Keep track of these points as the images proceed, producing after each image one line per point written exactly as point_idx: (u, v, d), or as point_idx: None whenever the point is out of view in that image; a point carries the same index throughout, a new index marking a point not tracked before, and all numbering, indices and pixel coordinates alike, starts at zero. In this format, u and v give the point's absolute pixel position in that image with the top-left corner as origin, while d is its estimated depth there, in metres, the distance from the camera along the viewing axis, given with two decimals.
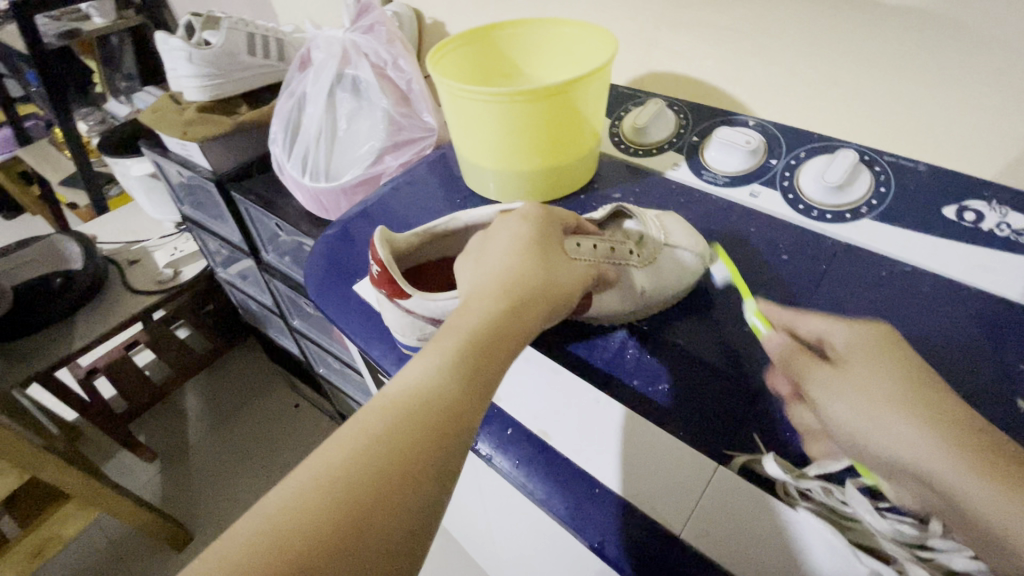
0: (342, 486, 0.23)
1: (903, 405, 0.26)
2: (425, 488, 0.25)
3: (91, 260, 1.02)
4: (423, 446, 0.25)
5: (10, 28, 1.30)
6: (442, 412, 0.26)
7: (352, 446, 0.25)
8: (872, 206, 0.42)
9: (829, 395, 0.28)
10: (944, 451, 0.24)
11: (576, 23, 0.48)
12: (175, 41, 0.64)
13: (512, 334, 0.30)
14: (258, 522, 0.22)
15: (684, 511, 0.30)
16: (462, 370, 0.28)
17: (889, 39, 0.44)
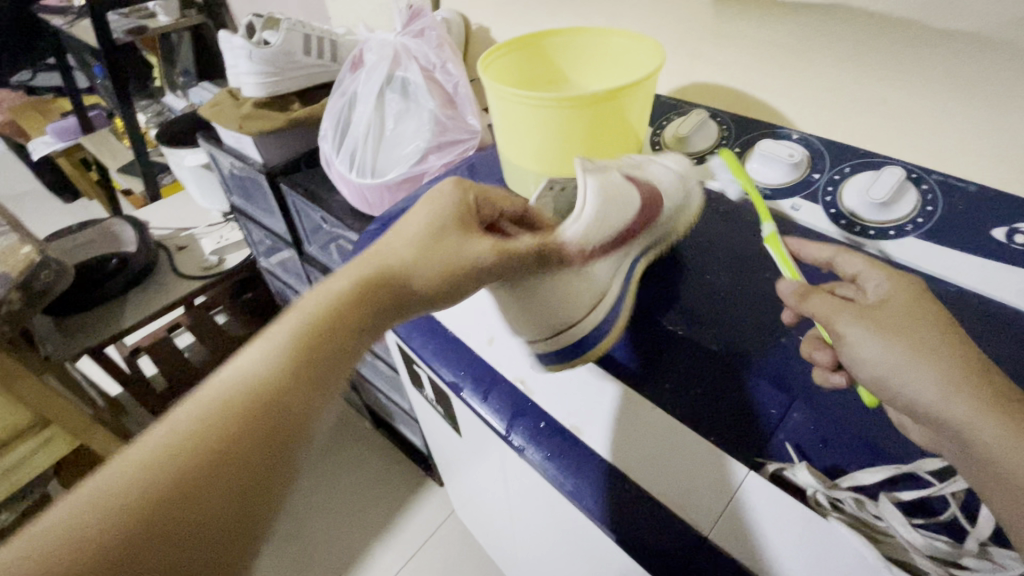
0: (155, 475, 0.23)
1: (930, 356, 0.28)
2: (274, 437, 0.25)
3: (144, 244, 1.08)
4: (276, 397, 0.26)
5: (83, 24, 1.39)
6: (279, 386, 0.26)
7: (177, 436, 0.24)
8: (918, 224, 0.41)
9: (854, 343, 0.30)
10: (969, 402, 0.26)
11: (623, 33, 0.49)
12: (238, 39, 0.68)
13: (371, 295, 0.31)
14: (132, 464, 0.23)
15: (714, 512, 0.30)
16: (319, 328, 0.29)
17: (942, 58, 0.43)
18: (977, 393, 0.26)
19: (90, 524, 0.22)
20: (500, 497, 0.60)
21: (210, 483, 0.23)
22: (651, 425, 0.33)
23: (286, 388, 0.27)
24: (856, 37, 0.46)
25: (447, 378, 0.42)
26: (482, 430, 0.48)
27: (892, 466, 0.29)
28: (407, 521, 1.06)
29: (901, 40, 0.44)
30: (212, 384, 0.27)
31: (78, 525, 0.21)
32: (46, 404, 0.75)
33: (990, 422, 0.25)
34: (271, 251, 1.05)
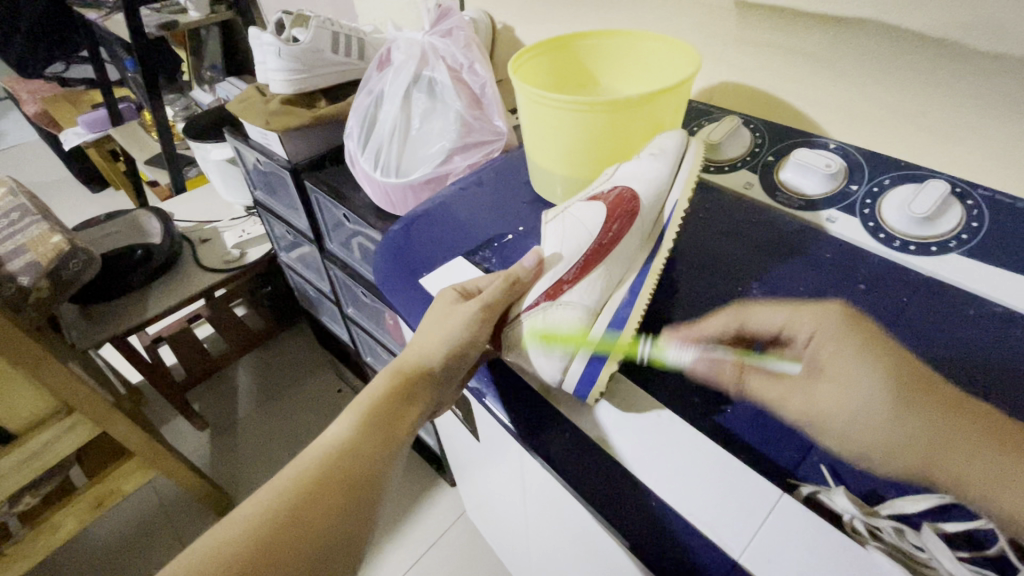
0: (254, 526, 0.33)
1: (905, 403, 0.30)
2: (330, 504, 0.36)
3: (169, 236, 1.10)
4: (331, 476, 0.36)
5: (116, 18, 1.42)
6: (342, 462, 0.37)
7: (272, 494, 0.35)
8: (962, 240, 0.39)
9: (821, 393, 0.31)
10: (956, 451, 0.28)
11: (658, 36, 0.49)
12: (268, 36, 0.68)
13: (399, 398, 0.41)
14: (230, 528, 0.33)
15: (744, 537, 0.29)
16: (363, 423, 0.39)
17: (991, 72, 0.41)
18: (961, 435, 0.29)
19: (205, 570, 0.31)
20: (514, 502, 0.60)
21: (288, 548, 0.33)
22: (682, 441, 0.32)
23: (349, 469, 0.37)
24: (899, 47, 0.44)
25: (472, 385, 0.43)
26: (501, 435, 0.47)
27: (935, 496, 0.28)
28: (417, 520, 1.06)
29: (946, 53, 0.42)
30: (292, 467, 0.37)
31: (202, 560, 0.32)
32: (71, 391, 0.77)
33: (979, 472, 0.28)
34: (291, 246, 1.06)
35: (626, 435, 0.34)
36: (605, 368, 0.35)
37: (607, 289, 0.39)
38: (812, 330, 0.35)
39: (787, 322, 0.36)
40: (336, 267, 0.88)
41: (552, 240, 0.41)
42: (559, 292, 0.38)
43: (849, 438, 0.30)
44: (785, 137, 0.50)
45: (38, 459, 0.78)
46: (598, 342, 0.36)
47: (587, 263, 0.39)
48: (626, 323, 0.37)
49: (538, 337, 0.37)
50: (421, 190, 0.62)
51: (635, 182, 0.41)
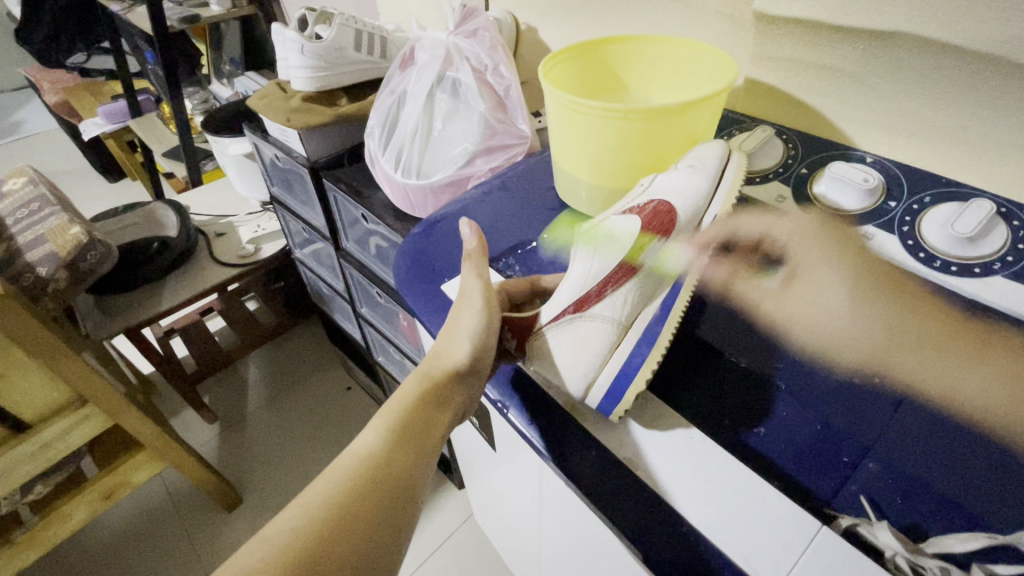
0: (296, 536, 0.33)
1: (860, 298, 0.37)
2: (357, 521, 0.34)
3: (185, 230, 1.10)
4: (357, 491, 0.35)
5: (138, 11, 1.43)
6: (378, 473, 0.36)
7: (309, 508, 0.35)
8: (1008, 262, 0.38)
9: (800, 295, 0.38)
10: (911, 345, 0.34)
11: (692, 44, 0.47)
12: (291, 33, 0.68)
13: (423, 409, 0.40)
14: (260, 546, 0.33)
15: (781, 567, 0.28)
16: (389, 435, 0.38)
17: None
18: (911, 331, 0.35)
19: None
20: (527, 510, 0.59)
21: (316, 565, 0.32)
22: (712, 464, 0.31)
23: (376, 482, 0.36)
24: (941, 62, 0.43)
25: (493, 398, 0.42)
26: (520, 445, 0.46)
27: (983, 534, 0.26)
28: (423, 522, 1.05)
29: (989, 70, 0.41)
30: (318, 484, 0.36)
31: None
32: (86, 382, 0.77)
33: (942, 368, 0.33)
34: (306, 243, 1.05)
35: (656, 456, 0.33)
36: (632, 387, 0.34)
37: (637, 304, 0.38)
38: (792, 239, 0.42)
39: (769, 229, 0.42)
40: (352, 267, 0.87)
41: (580, 255, 0.39)
42: (586, 306, 0.38)
43: (816, 323, 0.36)
44: (818, 150, 0.48)
45: (50, 450, 0.78)
46: (627, 361, 0.36)
47: (618, 277, 0.38)
48: (658, 340, 0.36)
49: (565, 351, 0.37)
50: (442, 193, 0.61)
51: (675, 196, 0.40)
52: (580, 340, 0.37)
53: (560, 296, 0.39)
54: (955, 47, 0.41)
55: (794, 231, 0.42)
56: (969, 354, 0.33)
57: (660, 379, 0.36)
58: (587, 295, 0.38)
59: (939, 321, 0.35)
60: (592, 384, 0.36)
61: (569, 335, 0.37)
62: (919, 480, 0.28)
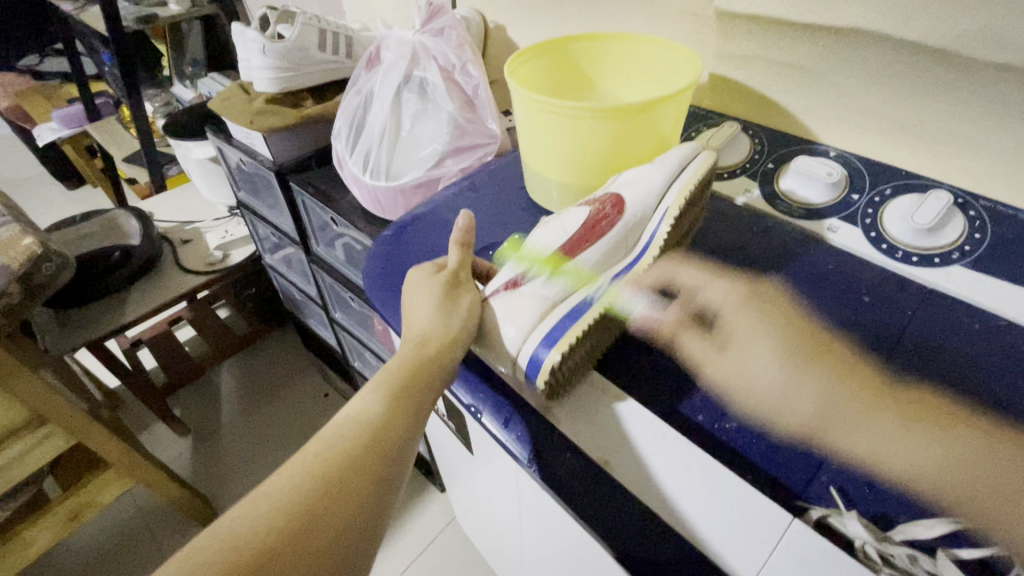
0: (284, 501, 0.31)
1: (795, 367, 0.34)
2: (349, 489, 0.32)
3: (149, 238, 1.07)
4: (353, 460, 0.33)
5: (93, 11, 1.38)
6: (375, 439, 0.34)
7: (301, 472, 0.33)
8: (965, 252, 0.39)
9: (730, 365, 0.35)
10: (846, 419, 0.31)
11: (657, 41, 0.48)
12: (251, 33, 0.66)
13: (425, 372, 0.37)
14: (250, 512, 0.31)
15: (756, 561, 0.28)
16: (388, 399, 0.36)
17: (990, 84, 0.40)
18: (857, 402, 0.32)
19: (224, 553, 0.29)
20: (507, 513, 0.58)
21: (310, 532, 0.31)
22: (685, 456, 0.30)
23: (372, 450, 0.34)
24: (897, 58, 0.44)
25: (467, 401, 0.40)
26: (496, 449, 0.46)
27: (947, 520, 0.27)
28: (406, 528, 1.04)
29: (943, 65, 0.42)
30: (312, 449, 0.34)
31: (227, 541, 0.30)
32: (45, 401, 0.73)
33: (888, 442, 0.30)
34: (276, 248, 1.03)
35: (629, 453, 0.32)
36: (550, 355, 0.32)
37: (575, 283, 0.36)
38: (720, 299, 0.38)
39: (702, 286, 0.39)
40: (323, 272, 0.85)
41: (527, 244, 0.40)
42: (521, 282, 0.37)
43: (751, 399, 0.33)
44: (783, 145, 0.49)
45: (9, 472, 0.74)
46: (550, 329, 0.33)
47: (558, 258, 0.38)
48: (583, 314, 0.34)
49: (497, 322, 0.36)
50: (412, 195, 0.59)
51: (626, 190, 0.41)
52: (510, 311, 0.35)
53: (505, 269, 0.39)
54: (910, 42, 0.42)
55: (726, 292, 0.39)
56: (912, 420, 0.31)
57: (613, 368, 0.36)
58: (523, 273, 0.37)
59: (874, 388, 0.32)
60: (518, 353, 0.34)
61: (502, 307, 0.36)
62: (884, 470, 0.29)
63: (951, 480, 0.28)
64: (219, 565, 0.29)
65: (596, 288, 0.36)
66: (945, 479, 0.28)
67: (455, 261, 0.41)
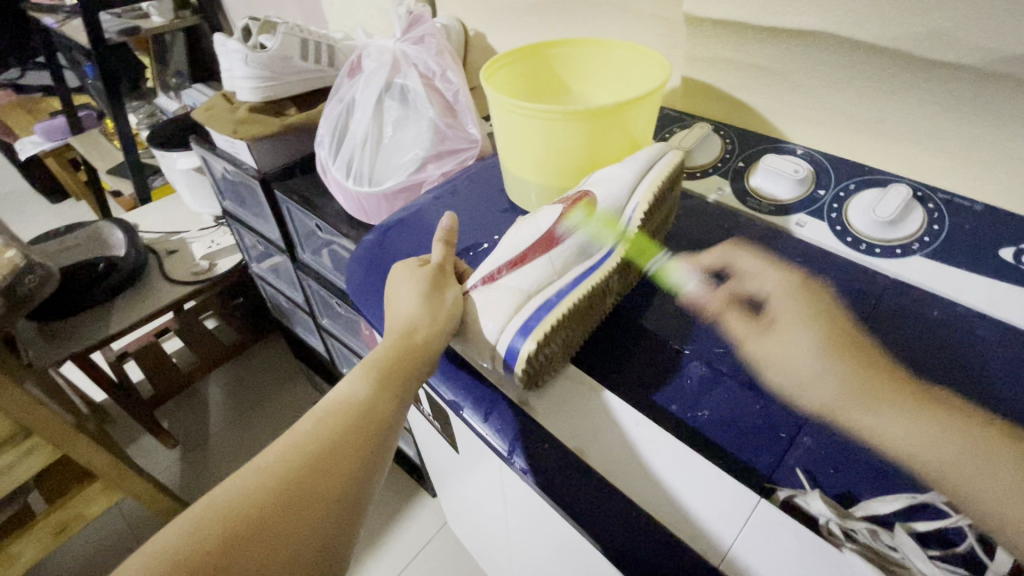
0: (273, 476, 0.32)
1: (836, 355, 0.34)
2: (337, 466, 0.33)
3: (134, 248, 1.07)
4: (340, 438, 0.34)
5: (75, 24, 1.38)
6: (361, 418, 0.35)
7: (289, 450, 0.33)
8: (925, 243, 0.41)
9: (769, 344, 0.36)
10: (874, 405, 0.32)
11: (629, 45, 0.49)
12: (232, 43, 0.67)
13: (410, 357, 0.37)
14: (241, 485, 0.32)
15: (738, 518, 0.29)
16: (374, 381, 0.37)
17: (944, 82, 0.42)
18: (882, 396, 0.32)
19: (213, 524, 0.30)
20: (495, 512, 0.59)
21: (297, 505, 0.31)
22: (657, 444, 0.32)
23: (358, 429, 0.35)
24: (858, 57, 0.45)
25: (448, 397, 0.40)
26: (480, 447, 0.46)
27: (905, 496, 0.28)
28: (397, 534, 1.04)
29: (901, 65, 0.43)
30: (300, 428, 0.35)
31: (222, 514, 0.30)
32: (28, 413, 0.73)
33: (923, 439, 0.30)
34: (262, 257, 1.03)
35: (606, 442, 0.33)
36: (525, 345, 0.33)
37: (548, 276, 0.37)
38: (771, 289, 0.39)
39: (760, 278, 0.40)
40: (310, 278, 0.86)
41: (503, 240, 0.41)
42: (496, 277, 0.38)
43: (787, 375, 0.34)
44: (753, 145, 0.51)
45: None
46: (525, 319, 0.34)
47: (531, 253, 0.38)
48: (556, 306, 0.35)
49: (478, 316, 0.37)
50: (395, 199, 0.60)
51: (598, 186, 0.42)
52: (486, 305, 0.37)
53: (484, 265, 0.40)
54: (868, 44, 0.44)
55: (776, 281, 0.40)
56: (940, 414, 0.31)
57: (590, 363, 0.37)
58: (498, 268, 0.38)
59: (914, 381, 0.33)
60: (496, 343, 0.35)
61: (479, 302, 0.38)
62: (847, 451, 0.30)
63: (979, 482, 0.28)
64: (210, 531, 0.30)
65: (568, 283, 0.37)
66: (959, 462, 0.29)
67: (439, 257, 0.42)
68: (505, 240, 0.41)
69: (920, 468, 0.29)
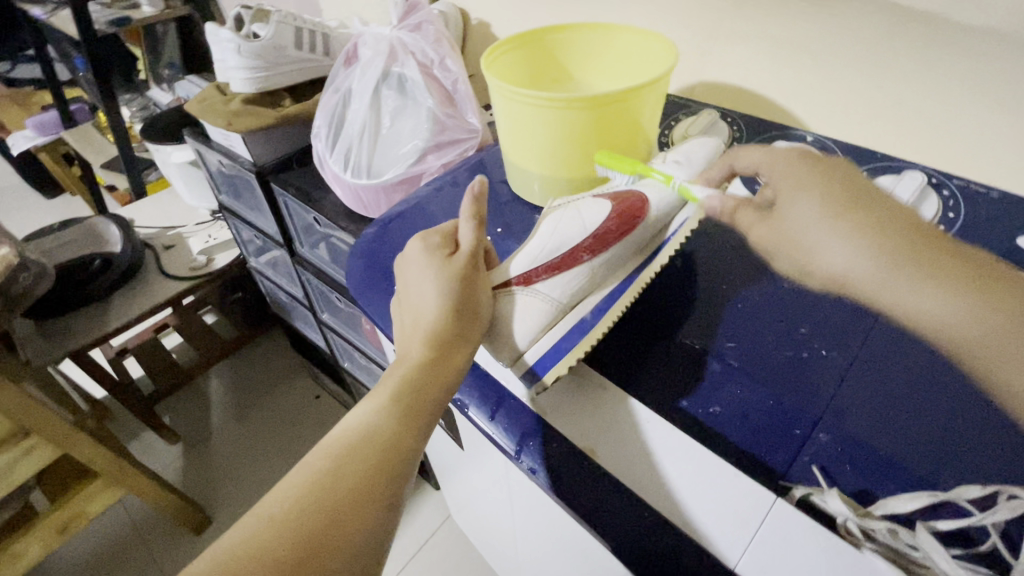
0: (290, 517, 0.30)
1: (844, 221, 0.36)
2: (359, 505, 0.31)
3: (130, 244, 1.05)
4: (361, 474, 0.32)
5: (65, 15, 1.35)
6: (381, 452, 0.33)
7: (306, 487, 0.32)
8: (939, 231, 0.40)
9: (776, 230, 0.39)
10: (896, 276, 0.34)
11: (634, 30, 0.47)
12: (225, 33, 0.65)
13: (432, 388, 0.35)
14: (258, 524, 0.30)
15: (739, 543, 0.28)
16: (396, 410, 0.35)
17: (973, 54, 0.42)
18: (909, 268, 0.34)
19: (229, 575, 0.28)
20: (501, 507, 0.58)
21: (319, 549, 0.30)
22: (672, 445, 0.31)
23: (378, 461, 0.33)
24: (888, 28, 0.44)
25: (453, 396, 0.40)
26: (485, 444, 0.46)
27: (927, 493, 0.27)
28: (401, 527, 1.04)
29: (931, 36, 0.43)
30: (319, 462, 0.33)
31: (241, 561, 0.28)
32: (29, 413, 0.72)
33: (948, 302, 0.33)
34: (261, 251, 1.02)
35: (616, 440, 0.33)
36: (557, 366, 0.34)
37: (585, 287, 0.37)
38: (767, 172, 0.40)
39: (762, 162, 0.40)
40: (309, 273, 0.85)
41: (544, 229, 0.39)
42: (533, 281, 0.36)
43: (805, 259, 0.37)
44: (761, 132, 0.50)
45: None
46: (557, 341, 0.35)
47: (576, 257, 0.37)
48: (590, 330, 0.35)
49: (506, 320, 0.36)
50: (395, 191, 0.59)
51: (651, 187, 0.40)
52: (522, 311, 0.36)
53: (520, 258, 0.38)
54: (904, 11, 0.43)
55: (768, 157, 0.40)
56: (968, 271, 0.34)
57: (602, 360, 0.36)
58: (538, 269, 0.37)
59: (923, 232, 0.36)
60: (527, 350, 0.35)
61: (517, 307, 0.36)
62: (862, 445, 0.30)
63: (1005, 344, 0.31)
64: None
65: (603, 300, 0.37)
66: (990, 342, 0.31)
67: (469, 242, 0.39)
68: (545, 227, 0.39)
69: (951, 338, 0.33)
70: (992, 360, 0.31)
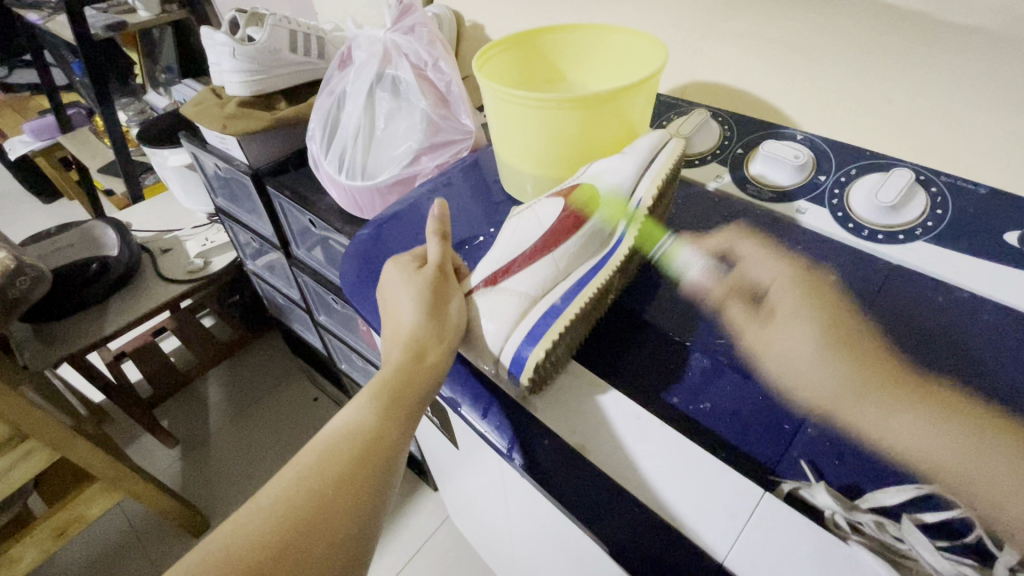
0: (278, 512, 0.31)
1: (832, 351, 0.34)
2: (344, 499, 0.32)
3: (127, 247, 1.05)
4: (346, 470, 0.33)
5: (61, 20, 1.36)
6: (366, 448, 0.34)
7: (294, 481, 0.32)
8: (928, 228, 0.40)
9: (766, 337, 0.35)
10: (867, 396, 0.32)
11: (625, 30, 0.48)
12: (220, 37, 0.65)
13: (415, 385, 0.35)
14: (246, 518, 0.30)
15: (729, 534, 0.28)
16: (380, 406, 0.35)
17: (960, 54, 0.42)
18: (875, 390, 0.32)
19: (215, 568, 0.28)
20: (497, 506, 0.59)
21: (304, 543, 0.30)
22: (660, 441, 0.31)
23: (364, 457, 0.33)
24: (879, 26, 0.45)
25: (445, 394, 0.40)
26: (479, 443, 0.46)
27: (912, 486, 0.28)
28: (399, 529, 1.04)
29: (919, 34, 0.43)
30: (306, 458, 0.33)
31: (228, 556, 0.29)
32: (27, 417, 0.73)
33: (909, 427, 0.30)
34: (258, 254, 1.02)
35: (605, 436, 0.32)
36: (533, 352, 0.33)
37: (551, 277, 0.37)
38: (769, 281, 0.38)
39: (774, 276, 0.39)
40: (305, 275, 0.85)
41: (505, 235, 0.40)
42: (499, 279, 0.37)
43: (785, 368, 0.33)
44: (752, 130, 0.50)
45: None
46: (531, 328, 0.34)
47: (537, 252, 0.37)
48: (562, 313, 0.34)
49: (478, 321, 0.36)
50: (388, 193, 0.60)
51: (600, 178, 0.40)
52: (489, 308, 0.36)
53: (482, 266, 0.39)
54: (893, 11, 0.44)
55: (777, 270, 0.39)
56: (934, 404, 0.31)
57: (592, 359, 0.36)
58: (501, 269, 0.37)
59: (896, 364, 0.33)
60: (500, 351, 0.35)
61: (483, 308, 0.37)
62: (850, 438, 0.30)
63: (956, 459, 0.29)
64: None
65: (573, 284, 0.36)
66: (954, 455, 0.29)
67: (437, 255, 0.40)
68: (506, 233, 0.40)
69: (914, 456, 0.29)
70: (950, 475, 0.28)
